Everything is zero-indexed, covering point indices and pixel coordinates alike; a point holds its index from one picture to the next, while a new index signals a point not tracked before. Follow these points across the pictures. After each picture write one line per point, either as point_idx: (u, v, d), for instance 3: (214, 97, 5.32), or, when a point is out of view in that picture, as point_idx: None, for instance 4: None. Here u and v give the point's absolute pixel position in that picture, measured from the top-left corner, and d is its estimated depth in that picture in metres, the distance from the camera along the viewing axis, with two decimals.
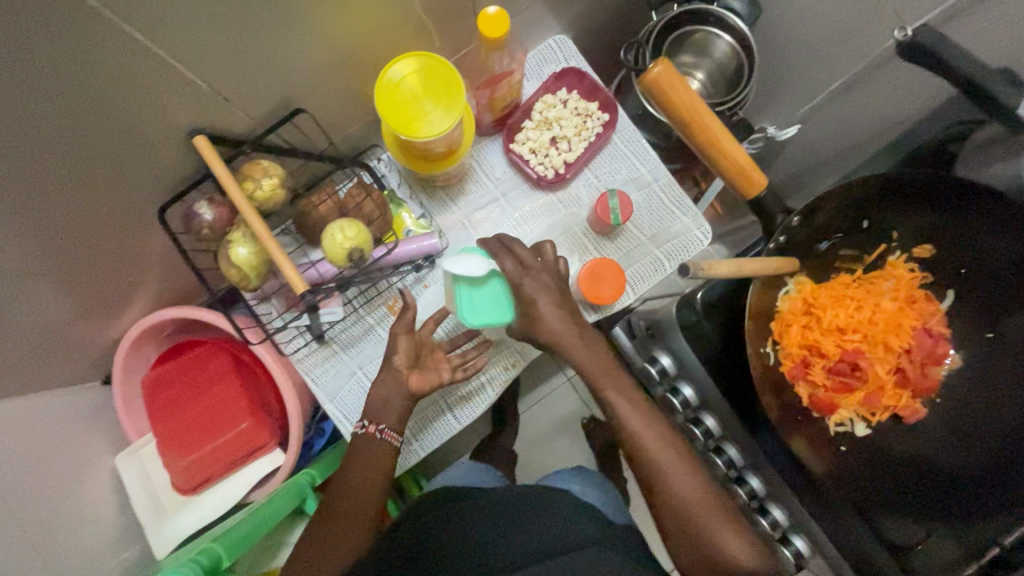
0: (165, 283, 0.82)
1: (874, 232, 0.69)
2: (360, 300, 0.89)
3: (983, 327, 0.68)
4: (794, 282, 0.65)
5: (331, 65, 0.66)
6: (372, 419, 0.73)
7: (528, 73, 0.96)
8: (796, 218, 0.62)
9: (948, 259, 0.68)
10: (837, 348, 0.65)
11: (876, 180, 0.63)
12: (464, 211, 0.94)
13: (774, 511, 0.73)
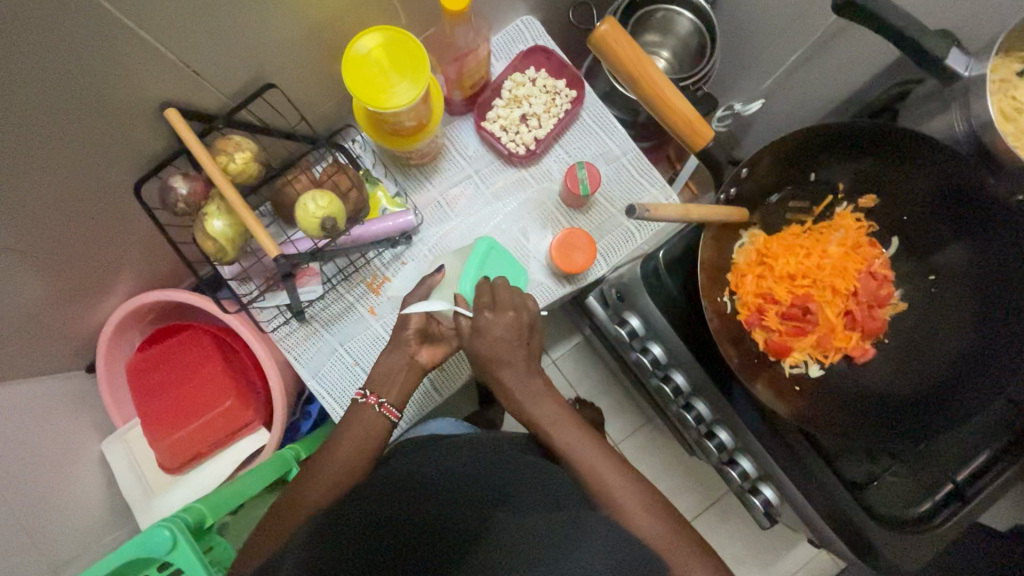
0: (150, 261, 0.90)
1: (823, 184, 0.72)
2: (339, 278, 0.98)
3: (922, 269, 0.72)
4: (747, 235, 0.68)
5: (298, 44, 0.70)
6: (374, 389, 0.77)
7: (497, 53, 1.01)
8: (744, 169, 0.63)
9: (889, 206, 0.72)
10: (789, 294, 0.69)
11: (821, 132, 0.66)
12: (439, 189, 1.00)
13: (743, 463, 0.82)
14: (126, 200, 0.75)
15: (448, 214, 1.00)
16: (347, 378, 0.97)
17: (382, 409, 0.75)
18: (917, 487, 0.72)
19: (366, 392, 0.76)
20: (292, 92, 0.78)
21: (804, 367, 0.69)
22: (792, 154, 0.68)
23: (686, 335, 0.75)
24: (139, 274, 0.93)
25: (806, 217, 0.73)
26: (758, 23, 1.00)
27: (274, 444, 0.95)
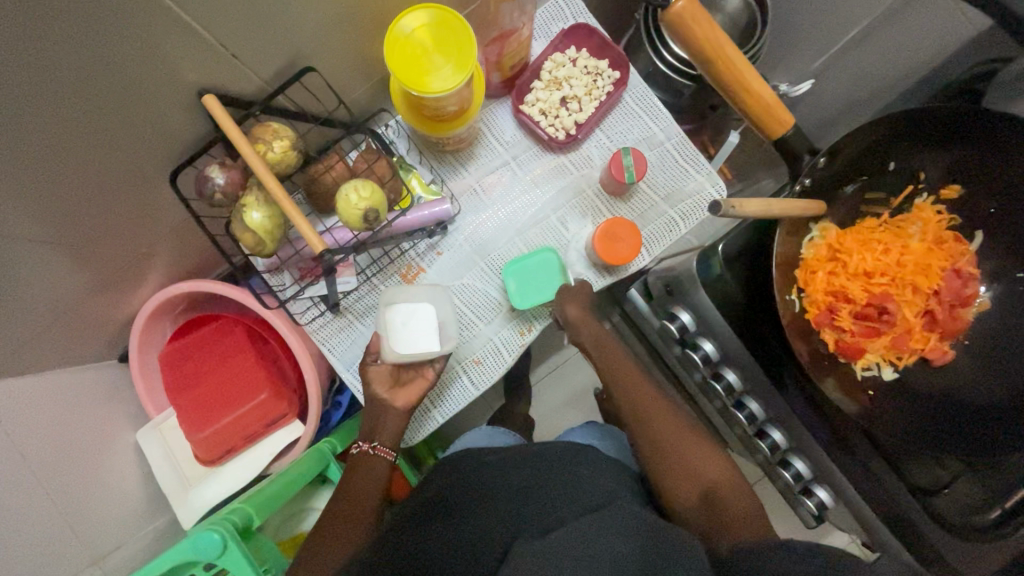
0: (183, 250, 0.89)
1: (902, 173, 0.66)
2: (373, 269, 0.95)
3: (1014, 268, 0.66)
4: (818, 229, 0.64)
5: (339, 25, 0.67)
6: (366, 437, 0.81)
7: (537, 32, 0.96)
8: (822, 158, 0.59)
9: (978, 198, 0.66)
10: (865, 293, 0.63)
11: (903, 118, 0.61)
12: (475, 175, 0.96)
13: (796, 464, 0.78)
14: (159, 188, 0.72)
15: (483, 202, 0.96)
16: None
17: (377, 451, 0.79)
18: (983, 495, 0.67)
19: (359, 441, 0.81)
20: (330, 74, 0.74)
21: (877, 370, 0.65)
22: (870, 141, 0.63)
23: (742, 334, 0.72)
24: (172, 263, 0.91)
25: (882, 208, 0.68)
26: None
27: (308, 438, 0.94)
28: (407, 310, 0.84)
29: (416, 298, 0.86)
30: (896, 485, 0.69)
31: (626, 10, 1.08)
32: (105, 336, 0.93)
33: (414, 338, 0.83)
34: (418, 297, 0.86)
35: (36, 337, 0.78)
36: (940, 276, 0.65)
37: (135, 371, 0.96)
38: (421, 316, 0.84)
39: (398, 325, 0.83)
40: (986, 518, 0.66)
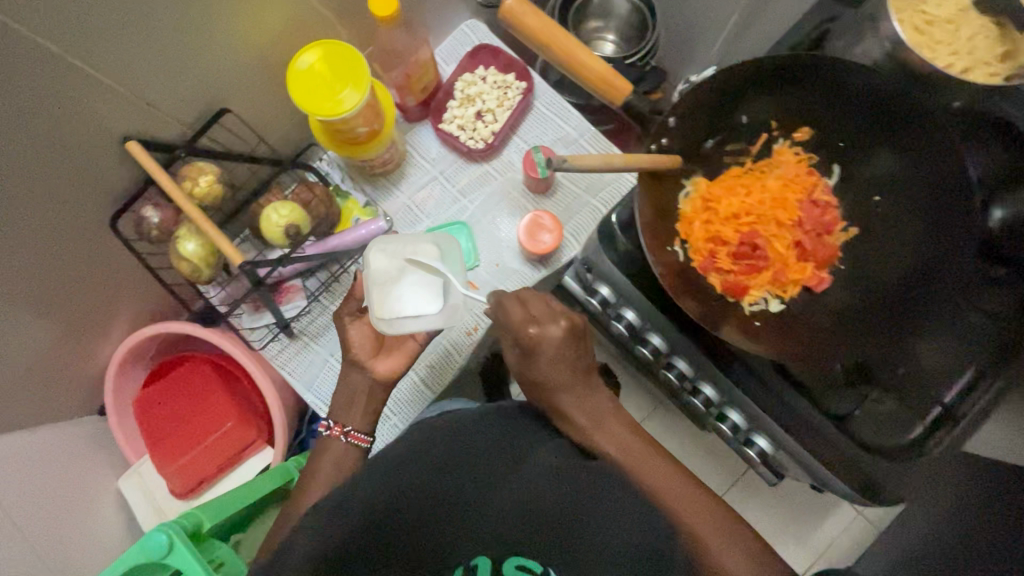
0: (144, 299, 0.95)
1: (756, 122, 0.68)
2: (322, 292, 1.01)
3: (871, 193, 0.69)
4: (690, 183, 0.68)
5: (247, 68, 0.75)
6: (338, 420, 0.78)
7: (446, 59, 1.06)
8: (671, 116, 0.61)
9: (826, 136, 0.69)
10: (735, 233, 0.67)
11: (746, 65, 0.62)
12: (407, 193, 1.04)
13: (732, 416, 0.82)
14: (108, 239, 0.79)
15: (418, 216, 1.03)
16: None
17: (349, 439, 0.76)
18: (905, 416, 0.69)
19: (331, 425, 0.77)
20: (249, 113, 0.82)
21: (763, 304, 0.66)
22: (719, 99, 0.64)
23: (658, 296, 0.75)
24: (135, 312, 0.97)
25: (743, 156, 0.70)
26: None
27: (280, 456, 1.00)
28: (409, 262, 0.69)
29: (417, 247, 0.69)
30: (830, 432, 0.71)
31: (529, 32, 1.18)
32: (80, 392, 0.99)
33: (410, 299, 0.68)
34: (421, 244, 0.70)
35: (9, 393, 0.84)
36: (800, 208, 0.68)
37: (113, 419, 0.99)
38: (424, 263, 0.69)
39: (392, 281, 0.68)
40: (908, 436, 0.69)
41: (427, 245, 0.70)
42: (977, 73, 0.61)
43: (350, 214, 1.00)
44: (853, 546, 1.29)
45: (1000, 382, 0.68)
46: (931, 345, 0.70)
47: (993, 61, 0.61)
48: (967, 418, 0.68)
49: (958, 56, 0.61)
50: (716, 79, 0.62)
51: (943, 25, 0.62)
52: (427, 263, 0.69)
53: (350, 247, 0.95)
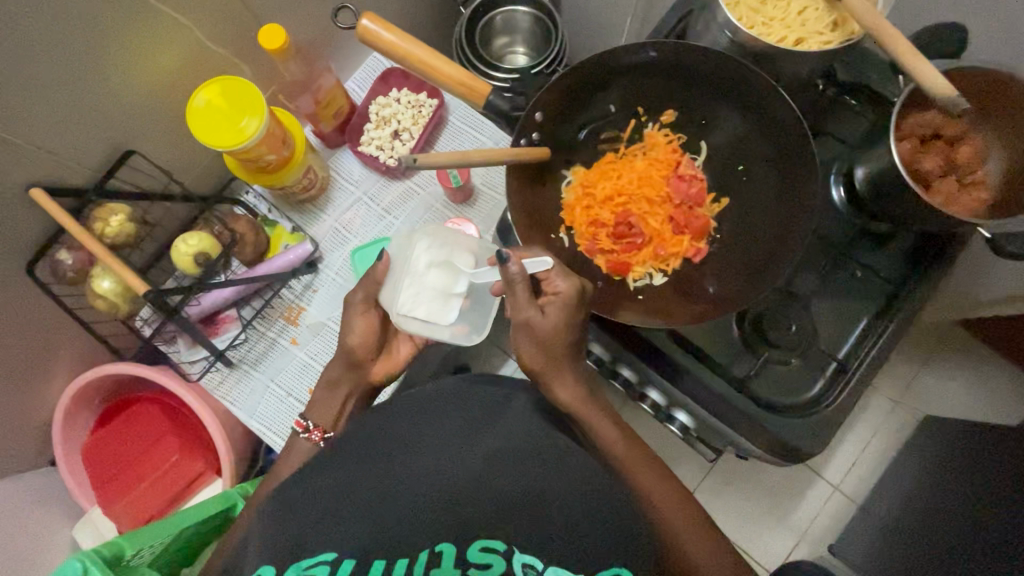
0: (83, 352, 0.96)
1: (625, 108, 0.75)
2: (258, 320, 1.03)
3: (735, 163, 0.74)
4: (571, 173, 0.75)
5: (148, 108, 0.80)
6: (319, 422, 0.75)
7: (359, 87, 1.11)
8: (538, 114, 0.66)
9: (689, 115, 0.74)
10: (612, 215, 0.74)
11: (597, 64, 0.66)
12: (333, 216, 1.07)
13: (649, 394, 0.85)
14: (34, 294, 0.80)
15: (347, 236, 1.07)
16: (283, 410, 1.01)
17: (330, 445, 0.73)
18: (805, 373, 0.74)
19: (310, 427, 0.74)
20: (161, 152, 0.86)
21: (645, 278, 0.74)
22: (584, 89, 0.69)
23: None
24: (74, 368, 0.97)
25: (618, 141, 0.77)
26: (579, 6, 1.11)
27: (232, 481, 0.98)
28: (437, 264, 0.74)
29: (454, 255, 0.76)
30: (740, 400, 0.72)
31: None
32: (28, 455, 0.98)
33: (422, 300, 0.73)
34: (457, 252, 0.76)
35: None
36: (665, 185, 0.75)
37: (62, 468, 0.96)
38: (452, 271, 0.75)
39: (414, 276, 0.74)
40: (805, 394, 0.73)
41: (465, 255, 0.76)
42: (809, 42, 0.65)
43: (280, 240, 1.03)
44: (832, 526, 1.30)
45: (886, 327, 0.73)
46: (821, 303, 0.75)
47: (826, 30, 0.66)
48: (862, 367, 0.73)
49: (791, 30, 0.66)
50: (573, 78, 0.66)
51: (774, 4, 0.68)
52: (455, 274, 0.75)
53: (278, 273, 0.98)
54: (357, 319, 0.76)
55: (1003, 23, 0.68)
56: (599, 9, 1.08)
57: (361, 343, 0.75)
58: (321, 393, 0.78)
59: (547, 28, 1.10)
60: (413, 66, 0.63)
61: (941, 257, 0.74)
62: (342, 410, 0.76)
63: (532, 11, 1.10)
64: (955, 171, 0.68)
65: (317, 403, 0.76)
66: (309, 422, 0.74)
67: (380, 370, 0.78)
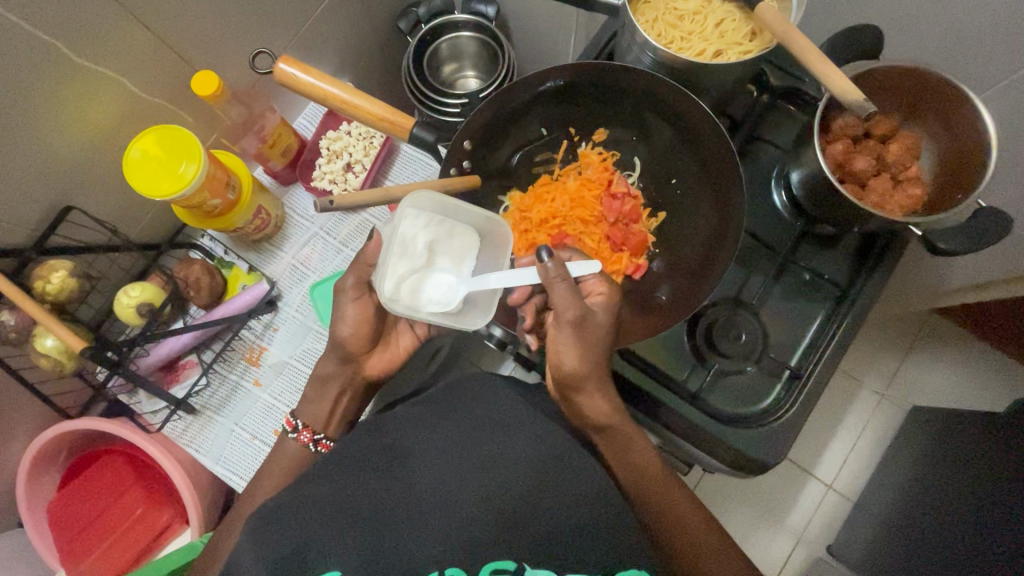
0: (42, 414, 0.94)
1: (556, 131, 0.78)
2: (219, 363, 1.01)
3: (668, 177, 0.77)
4: (508, 199, 0.80)
5: (84, 161, 0.79)
6: (308, 422, 0.74)
7: (309, 123, 1.11)
8: (465, 143, 0.70)
9: (619, 133, 0.78)
10: (550, 237, 0.77)
11: (518, 95, 0.70)
12: (291, 252, 1.06)
13: None
14: None
15: (305, 272, 1.05)
16: (248, 454, 0.99)
17: (318, 447, 0.74)
18: (759, 382, 0.74)
19: (299, 427, 0.74)
20: (103, 205, 0.86)
21: None
22: (509, 116, 0.73)
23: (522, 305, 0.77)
24: (33, 429, 0.95)
25: (553, 164, 0.80)
26: (525, 31, 1.12)
27: (200, 530, 0.95)
28: (438, 243, 0.69)
29: (455, 230, 0.70)
30: (698, 414, 0.71)
31: (391, 89, 1.25)
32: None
33: (426, 285, 0.68)
34: (458, 227, 0.70)
35: None
36: (597, 203, 0.77)
37: (30, 529, 0.94)
38: (455, 251, 0.70)
39: (414, 258, 0.67)
40: (759, 404, 0.73)
41: (467, 230, 0.71)
42: (728, 52, 0.67)
43: (237, 281, 1.02)
44: (828, 526, 1.23)
45: (838, 327, 0.73)
46: (770, 309, 0.76)
47: (744, 40, 0.67)
48: (816, 372, 0.72)
49: (709, 42, 0.67)
50: (495, 106, 0.70)
51: (692, 18, 0.69)
52: (458, 253, 0.70)
53: (235, 314, 0.96)
54: (350, 307, 0.71)
55: (920, 15, 0.69)
56: (543, 33, 1.08)
57: (353, 336, 0.72)
58: (313, 391, 0.76)
59: (495, 49, 1.06)
60: (329, 102, 0.67)
61: (891, 246, 0.74)
62: (335, 407, 0.76)
63: (476, 34, 1.05)
64: (888, 169, 0.68)
65: (309, 401, 0.76)
66: (299, 422, 0.74)
67: (373, 364, 0.76)
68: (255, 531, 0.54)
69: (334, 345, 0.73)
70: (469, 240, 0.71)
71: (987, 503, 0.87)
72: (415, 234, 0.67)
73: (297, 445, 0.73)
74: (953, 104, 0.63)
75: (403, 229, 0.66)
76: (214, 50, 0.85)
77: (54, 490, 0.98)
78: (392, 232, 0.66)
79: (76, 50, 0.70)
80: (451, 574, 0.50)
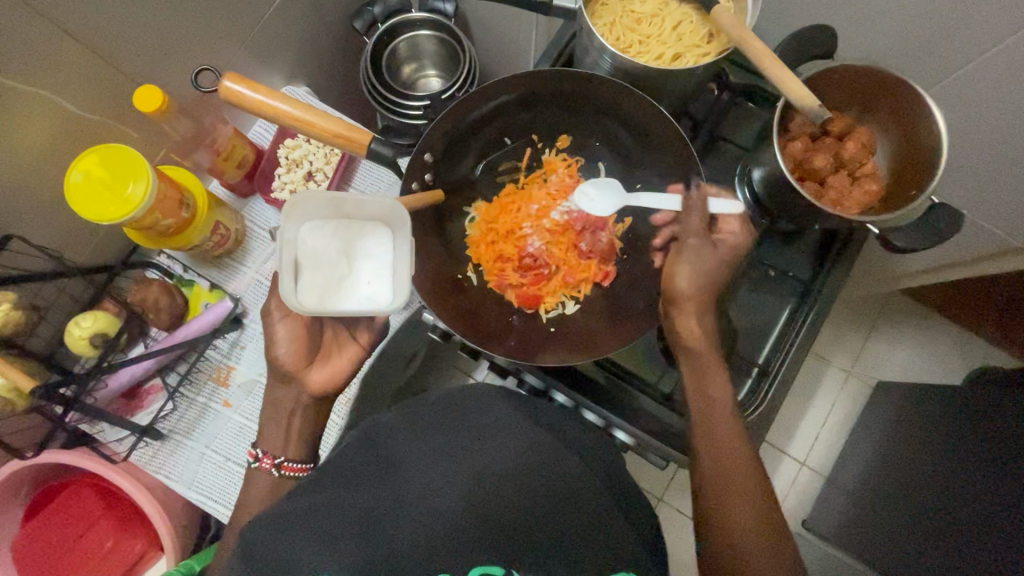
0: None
1: (519, 139, 0.77)
2: (186, 385, 0.98)
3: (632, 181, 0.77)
4: (473, 209, 0.78)
5: (20, 185, 0.74)
6: (268, 448, 0.70)
7: (266, 133, 1.07)
8: (427, 155, 0.69)
9: (582, 139, 0.77)
10: (518, 248, 0.77)
11: (477, 104, 0.69)
12: (254, 266, 1.02)
13: (617, 433, 0.75)
14: None
15: (270, 287, 1.01)
16: (222, 477, 0.96)
17: (282, 472, 0.69)
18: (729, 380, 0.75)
19: (260, 455, 0.69)
20: (45, 230, 0.81)
21: (558, 308, 0.76)
22: (469, 125, 0.72)
23: (494, 311, 0.75)
24: None
25: (517, 172, 0.79)
26: (484, 29, 1.09)
27: (176, 557, 0.92)
28: (348, 244, 0.63)
29: (367, 228, 0.65)
30: (670, 416, 0.73)
31: (348, 93, 1.22)
32: None
33: (346, 287, 0.62)
34: (367, 224, 0.65)
35: None
36: (563, 212, 0.77)
37: None
38: (370, 248, 0.64)
39: (326, 265, 0.62)
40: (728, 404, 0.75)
41: (376, 223, 0.65)
42: (686, 57, 0.67)
43: (200, 299, 0.98)
44: (803, 501, 1.28)
45: (804, 321, 0.75)
46: (736, 306, 0.77)
47: (702, 42, 0.67)
48: (785, 366, 0.74)
49: (667, 46, 0.67)
50: (456, 116, 0.69)
51: (650, 21, 0.69)
52: (374, 248, 0.64)
53: (196, 336, 0.92)
54: (279, 328, 0.69)
55: (874, 9, 0.69)
56: (504, 32, 1.06)
57: (290, 355, 0.69)
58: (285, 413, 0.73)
59: (456, 47, 1.03)
60: (281, 120, 0.65)
61: (850, 241, 0.76)
62: (290, 430, 0.70)
63: (435, 33, 1.02)
64: (846, 166, 0.69)
65: (264, 426, 0.71)
66: (260, 450, 0.70)
67: (316, 379, 0.70)
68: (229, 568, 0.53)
69: (272, 369, 0.70)
70: (380, 233, 0.65)
71: (949, 472, 0.89)
72: (322, 244, 0.62)
73: (263, 475, 0.69)
74: (904, 100, 0.65)
75: (307, 243, 0.61)
76: (158, 62, 0.81)
77: (15, 525, 0.93)
78: (294, 247, 0.61)
79: (3, 70, 0.65)
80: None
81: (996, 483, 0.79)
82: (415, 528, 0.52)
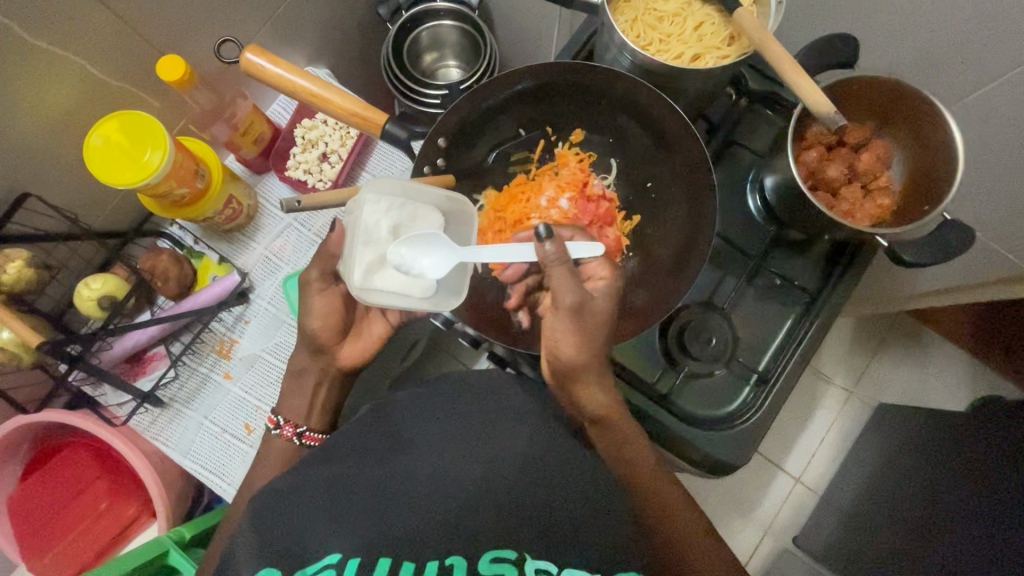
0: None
1: (534, 131, 0.78)
2: (190, 355, 0.99)
3: (645, 180, 0.77)
4: (483, 197, 0.79)
5: (41, 145, 0.76)
6: (289, 418, 0.72)
7: (284, 112, 1.08)
8: (440, 140, 0.69)
9: (597, 134, 0.78)
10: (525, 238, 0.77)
11: (493, 93, 0.70)
12: (264, 242, 1.03)
13: None
14: None
15: (278, 264, 1.02)
16: (219, 448, 0.96)
17: (301, 441, 0.71)
18: (731, 384, 0.75)
19: (282, 423, 0.72)
20: (64, 193, 0.83)
21: None
22: (484, 112, 0.72)
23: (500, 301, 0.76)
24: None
25: (529, 163, 0.80)
26: (506, 22, 1.10)
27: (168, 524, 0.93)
28: (402, 226, 0.64)
29: (419, 209, 0.65)
30: (666, 416, 0.72)
31: (368, 78, 1.23)
32: None
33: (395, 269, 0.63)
34: (422, 209, 0.65)
35: None
36: (572, 205, 0.77)
37: None
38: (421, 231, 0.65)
39: (378, 244, 0.62)
40: (726, 408, 0.74)
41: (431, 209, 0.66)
42: (706, 58, 0.67)
43: (208, 271, 0.99)
44: (797, 517, 1.26)
45: (807, 331, 0.74)
46: (741, 311, 0.77)
47: (723, 44, 0.67)
48: (784, 374, 0.74)
49: (688, 46, 0.68)
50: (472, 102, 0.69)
51: (671, 20, 0.69)
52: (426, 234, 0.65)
53: (202, 307, 0.93)
54: (311, 301, 0.70)
55: (899, 20, 0.68)
56: (526, 25, 1.06)
57: (322, 329, 0.71)
58: (289, 388, 0.74)
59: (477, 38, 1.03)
60: (298, 95, 0.67)
61: (859, 255, 0.75)
62: (310, 400, 0.73)
63: (457, 23, 1.03)
64: (860, 177, 0.69)
65: (286, 396, 0.73)
66: (282, 418, 0.72)
67: (345, 355, 0.74)
68: (241, 527, 0.54)
69: (302, 339, 0.72)
70: (433, 220, 0.66)
71: (948, 496, 0.88)
72: (376, 221, 0.62)
73: (282, 442, 0.72)
74: (923, 115, 0.64)
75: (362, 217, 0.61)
76: (182, 32, 0.82)
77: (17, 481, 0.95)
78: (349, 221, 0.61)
79: (31, 31, 0.67)
80: (453, 562, 0.49)
81: (997, 511, 0.78)
82: (405, 505, 0.52)
